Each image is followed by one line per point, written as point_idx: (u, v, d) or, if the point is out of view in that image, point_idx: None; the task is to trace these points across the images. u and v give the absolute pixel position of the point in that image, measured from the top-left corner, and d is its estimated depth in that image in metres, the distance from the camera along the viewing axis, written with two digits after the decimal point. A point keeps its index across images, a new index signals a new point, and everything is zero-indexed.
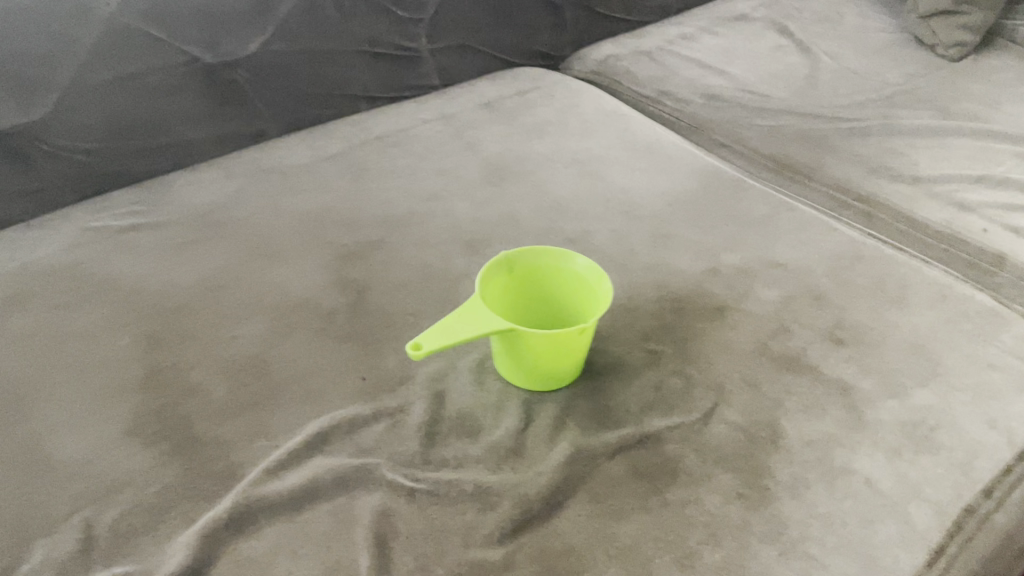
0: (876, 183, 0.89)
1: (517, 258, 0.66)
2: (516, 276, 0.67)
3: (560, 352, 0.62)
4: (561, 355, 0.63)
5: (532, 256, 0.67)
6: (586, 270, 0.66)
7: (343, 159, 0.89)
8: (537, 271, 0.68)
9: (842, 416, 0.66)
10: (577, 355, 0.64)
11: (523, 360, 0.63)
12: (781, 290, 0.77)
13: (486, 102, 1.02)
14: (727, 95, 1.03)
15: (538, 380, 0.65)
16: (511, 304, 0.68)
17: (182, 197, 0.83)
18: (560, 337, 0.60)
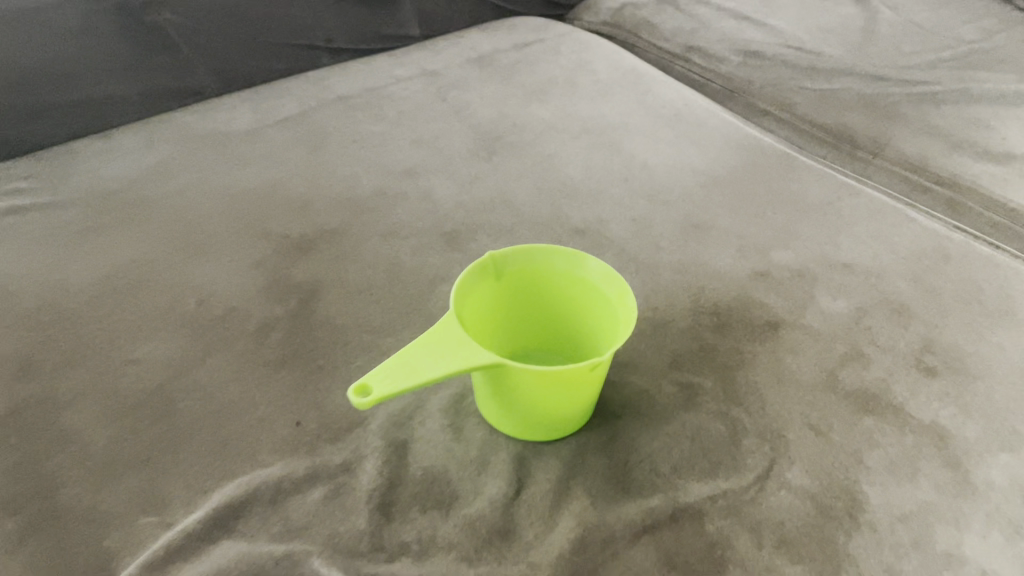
0: (960, 161, 0.71)
1: (507, 259, 0.49)
2: (507, 282, 0.50)
3: (566, 393, 0.45)
4: (565, 397, 0.45)
5: (528, 257, 0.49)
6: (601, 277, 0.48)
7: (296, 124, 0.72)
8: (534, 274, 0.50)
9: (941, 477, 0.49)
10: (587, 396, 0.47)
11: (515, 402, 0.46)
12: (850, 300, 0.60)
13: (478, 57, 0.84)
14: (769, 51, 0.85)
15: (533, 427, 0.48)
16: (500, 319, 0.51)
17: (86, 169, 0.64)
18: (565, 376, 0.43)
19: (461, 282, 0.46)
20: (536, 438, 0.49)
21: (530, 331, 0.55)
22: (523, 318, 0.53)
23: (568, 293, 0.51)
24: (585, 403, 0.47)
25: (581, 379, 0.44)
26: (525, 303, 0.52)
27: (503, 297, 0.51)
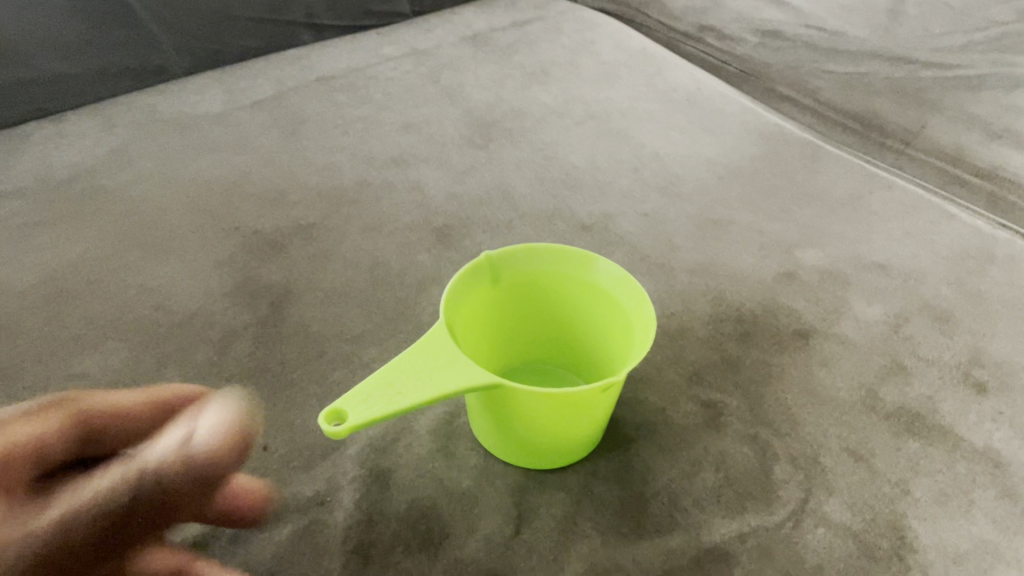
0: (1001, 152, 0.65)
1: (505, 261, 0.42)
2: (504, 286, 0.44)
3: (571, 419, 0.39)
4: (570, 423, 0.39)
5: (529, 258, 0.43)
6: (616, 281, 0.42)
7: (273, 107, 0.65)
8: (537, 276, 0.44)
9: (1001, 510, 0.43)
10: (596, 420, 0.40)
11: (511, 427, 0.40)
12: (888, 306, 0.53)
13: (474, 36, 0.77)
14: (789, 31, 0.79)
15: (532, 454, 0.42)
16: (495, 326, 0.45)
17: (36, 157, 0.58)
18: (570, 400, 0.36)
19: (451, 287, 0.39)
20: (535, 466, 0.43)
21: (529, 339, 0.48)
22: (522, 325, 0.47)
23: (576, 298, 0.45)
24: (593, 427, 0.41)
25: (589, 403, 0.37)
26: (525, 307, 0.46)
27: (500, 302, 0.45)
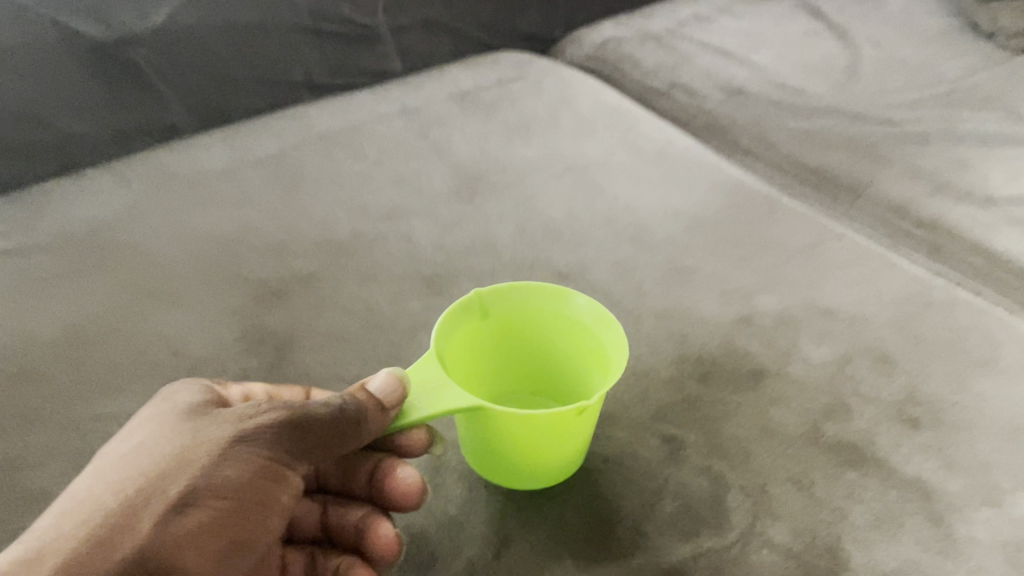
0: (942, 204, 0.72)
1: (492, 302, 0.49)
2: (492, 324, 0.50)
3: (552, 439, 0.44)
4: (551, 444, 0.45)
5: (515, 299, 0.49)
6: (588, 313, 0.48)
7: (275, 164, 0.71)
8: (521, 312, 0.50)
9: (925, 534, 0.49)
10: (573, 442, 0.46)
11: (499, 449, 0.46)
12: (833, 347, 0.59)
13: (460, 93, 0.83)
14: (752, 89, 0.85)
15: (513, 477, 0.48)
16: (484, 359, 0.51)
17: (56, 213, 0.63)
18: (550, 419, 0.42)
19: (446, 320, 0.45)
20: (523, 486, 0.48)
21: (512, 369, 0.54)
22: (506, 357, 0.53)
23: (554, 330, 0.51)
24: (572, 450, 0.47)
25: (566, 423, 0.43)
26: (509, 339, 0.52)
27: (485, 335, 0.50)
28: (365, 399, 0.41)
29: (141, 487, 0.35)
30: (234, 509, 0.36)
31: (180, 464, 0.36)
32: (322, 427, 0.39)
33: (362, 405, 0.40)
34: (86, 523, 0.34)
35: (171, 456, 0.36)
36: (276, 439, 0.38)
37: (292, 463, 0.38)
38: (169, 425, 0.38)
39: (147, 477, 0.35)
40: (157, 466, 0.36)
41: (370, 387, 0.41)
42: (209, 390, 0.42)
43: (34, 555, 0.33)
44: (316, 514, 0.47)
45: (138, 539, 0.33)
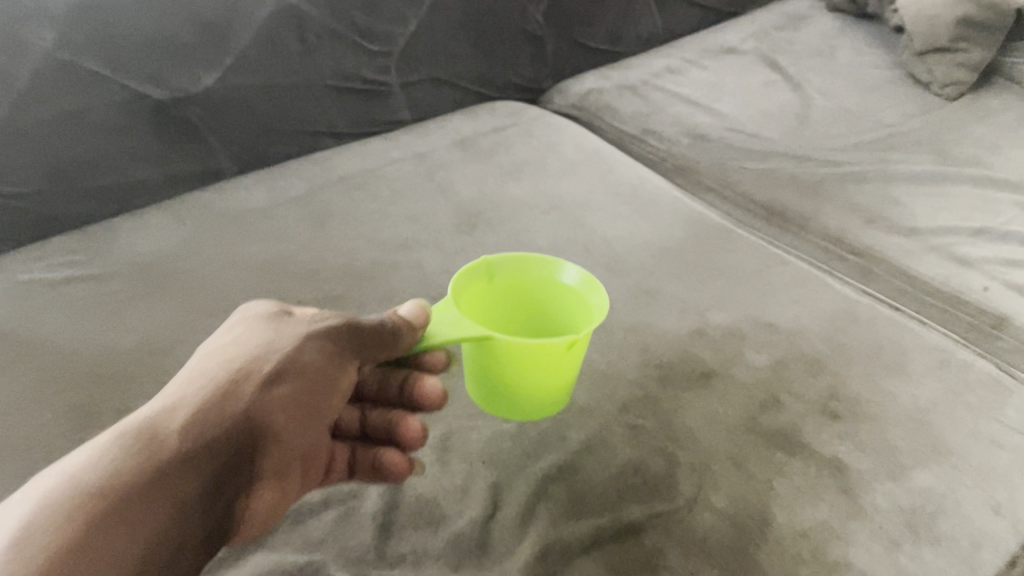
0: (872, 235, 0.84)
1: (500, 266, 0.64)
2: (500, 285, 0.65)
3: (547, 366, 0.58)
4: (547, 370, 0.59)
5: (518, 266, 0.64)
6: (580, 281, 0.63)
7: (305, 203, 0.83)
8: (525, 279, 0.65)
9: (838, 501, 0.61)
10: (563, 370, 0.60)
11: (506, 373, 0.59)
12: (772, 354, 0.71)
13: (461, 140, 0.96)
14: (715, 134, 0.98)
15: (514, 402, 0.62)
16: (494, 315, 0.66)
17: (125, 246, 0.75)
18: (547, 350, 0.56)
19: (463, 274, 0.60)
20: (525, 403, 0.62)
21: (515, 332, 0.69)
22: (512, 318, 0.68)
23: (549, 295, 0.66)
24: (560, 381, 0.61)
25: (559, 354, 0.57)
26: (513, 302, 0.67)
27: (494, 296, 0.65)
28: (402, 321, 0.54)
29: (245, 364, 0.47)
30: (312, 386, 0.48)
31: (271, 351, 0.48)
32: (370, 336, 0.52)
33: (399, 325, 0.54)
34: (208, 385, 0.46)
35: (264, 346, 0.48)
36: (338, 340, 0.50)
37: (349, 360, 0.51)
38: (255, 328, 0.50)
39: (249, 358, 0.48)
40: (255, 351, 0.48)
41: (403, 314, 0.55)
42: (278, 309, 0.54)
43: (173, 406, 0.45)
44: (357, 416, 0.59)
45: (248, 398, 0.46)
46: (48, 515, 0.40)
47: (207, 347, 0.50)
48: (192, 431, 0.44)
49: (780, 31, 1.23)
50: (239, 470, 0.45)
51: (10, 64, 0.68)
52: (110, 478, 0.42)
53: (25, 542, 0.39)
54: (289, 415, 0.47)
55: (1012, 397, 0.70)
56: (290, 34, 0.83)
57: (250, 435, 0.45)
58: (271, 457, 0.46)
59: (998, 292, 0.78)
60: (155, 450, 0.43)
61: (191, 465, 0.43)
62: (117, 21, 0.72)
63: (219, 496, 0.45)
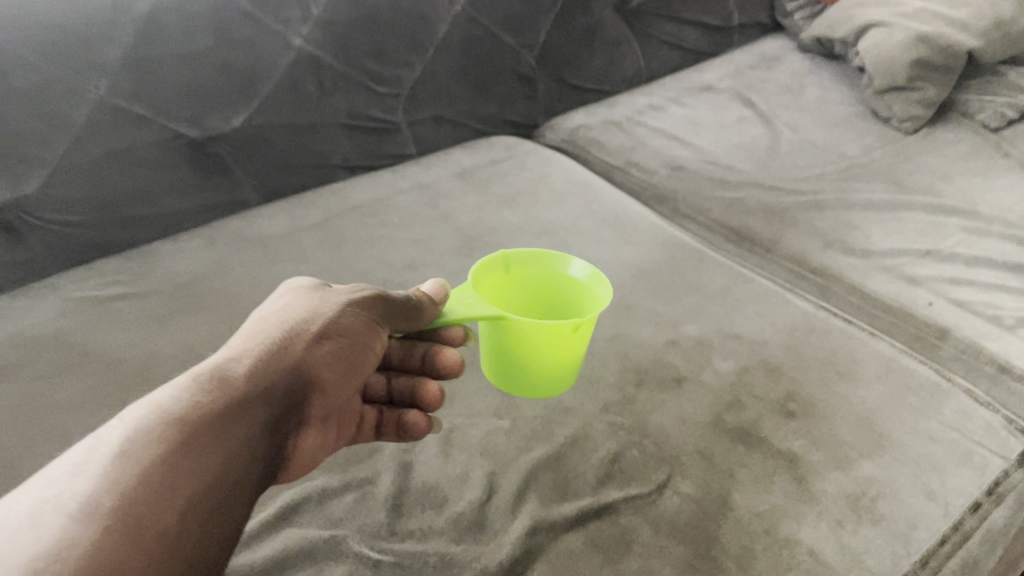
0: (830, 256, 0.94)
1: (513, 259, 0.77)
2: (513, 274, 0.78)
3: (555, 346, 0.70)
4: (554, 350, 0.71)
5: (527, 258, 0.78)
6: (585, 273, 0.77)
7: (322, 229, 0.93)
8: (539, 269, 0.79)
9: (790, 487, 0.69)
10: (566, 351, 0.72)
11: (519, 352, 0.72)
12: (736, 361, 0.81)
13: (462, 172, 1.06)
14: (692, 166, 1.09)
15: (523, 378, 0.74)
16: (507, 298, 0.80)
17: (164, 266, 0.85)
18: (557, 332, 0.69)
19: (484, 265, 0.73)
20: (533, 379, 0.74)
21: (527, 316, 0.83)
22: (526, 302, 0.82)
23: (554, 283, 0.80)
24: (563, 360, 0.73)
25: (566, 336, 0.70)
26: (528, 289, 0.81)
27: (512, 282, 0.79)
28: (425, 297, 0.66)
29: (295, 324, 0.57)
30: (352, 345, 0.59)
31: (317, 314, 0.58)
32: (397, 308, 0.63)
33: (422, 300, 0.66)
34: (264, 340, 0.55)
35: (309, 311, 0.59)
36: (370, 310, 0.62)
37: (379, 328, 0.62)
38: (298, 298, 0.61)
39: (298, 320, 0.58)
40: (301, 315, 0.58)
41: (427, 291, 0.67)
42: (310, 284, 0.64)
43: (234, 356, 0.54)
44: (382, 382, 0.71)
45: (300, 351, 0.56)
46: (146, 433, 0.45)
47: (253, 316, 0.60)
48: (255, 374, 0.52)
49: (755, 72, 1.35)
50: (286, 413, 0.54)
51: (68, 110, 0.78)
52: (195, 407, 0.48)
53: (131, 455, 0.44)
54: (329, 369, 0.57)
55: (950, 399, 0.78)
56: (310, 79, 0.94)
57: (297, 383, 0.55)
58: (315, 405, 0.56)
59: (941, 307, 0.87)
60: (228, 386, 0.50)
61: (254, 403, 0.51)
62: (162, 71, 0.82)
63: (272, 434, 0.52)
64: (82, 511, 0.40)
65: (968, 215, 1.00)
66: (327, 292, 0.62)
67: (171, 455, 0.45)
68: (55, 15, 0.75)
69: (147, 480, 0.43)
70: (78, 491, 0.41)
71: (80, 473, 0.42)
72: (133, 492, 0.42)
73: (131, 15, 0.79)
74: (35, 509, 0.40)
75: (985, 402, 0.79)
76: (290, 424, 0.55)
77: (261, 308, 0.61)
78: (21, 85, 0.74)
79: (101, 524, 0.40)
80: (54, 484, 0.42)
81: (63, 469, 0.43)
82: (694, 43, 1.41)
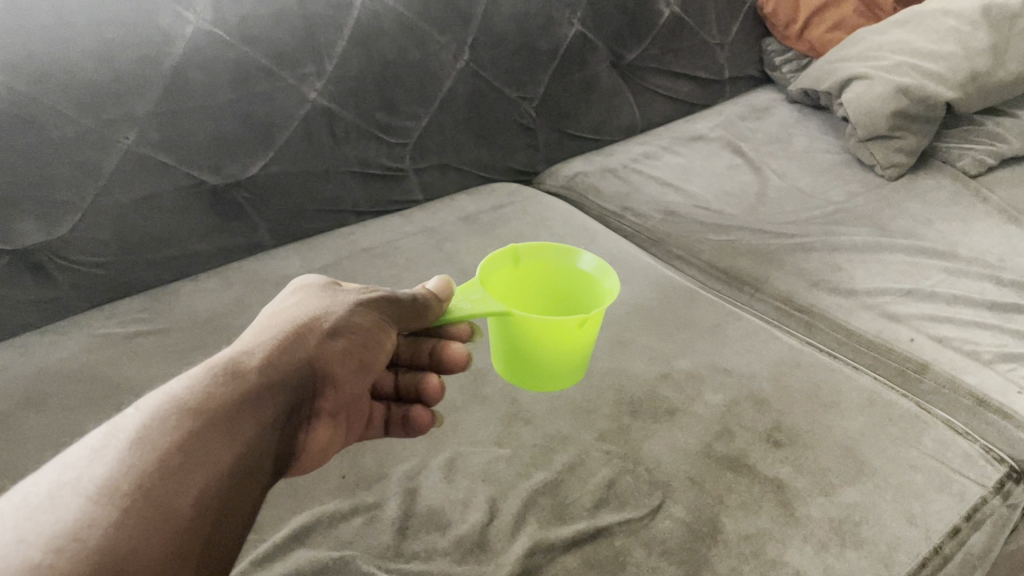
0: (816, 295, 0.99)
1: (522, 252, 0.86)
2: (522, 265, 0.87)
3: (560, 338, 0.77)
4: (560, 342, 0.77)
5: (536, 251, 0.87)
6: (593, 266, 0.85)
7: (332, 270, 0.98)
8: (548, 260, 0.88)
9: (776, 511, 0.73)
10: (571, 344, 0.78)
11: (527, 342, 0.78)
12: (726, 393, 0.85)
13: (465, 216, 1.11)
14: (684, 211, 1.14)
15: (532, 366, 0.81)
16: (515, 286, 0.89)
17: (183, 305, 0.91)
18: (563, 326, 0.75)
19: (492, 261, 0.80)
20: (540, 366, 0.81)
21: (550, 306, 0.93)
22: (548, 292, 0.91)
23: (560, 273, 0.89)
24: (568, 351, 0.79)
25: (571, 330, 0.76)
26: (549, 281, 0.90)
27: (529, 274, 0.89)
28: (431, 295, 0.72)
29: (305, 322, 0.63)
30: (361, 343, 0.65)
31: (327, 314, 0.64)
32: (403, 309, 0.69)
33: (429, 300, 0.72)
34: (275, 337, 0.61)
35: (318, 311, 0.64)
36: (377, 311, 0.67)
37: (387, 328, 0.68)
38: (307, 299, 0.67)
39: (308, 319, 0.63)
40: (311, 314, 0.64)
41: (432, 289, 0.73)
42: (319, 284, 0.70)
43: (246, 350, 0.59)
44: (391, 380, 0.77)
45: (309, 347, 0.61)
46: (161, 421, 0.50)
47: (264, 315, 0.65)
48: (266, 369, 0.58)
49: (745, 123, 1.42)
50: (292, 406, 0.59)
51: (98, 158, 0.83)
52: (208, 399, 0.53)
53: (147, 441, 0.48)
54: (338, 367, 0.63)
55: (930, 429, 0.82)
56: (323, 129, 1.00)
57: (304, 378, 0.60)
58: (327, 398, 0.64)
59: (922, 342, 0.91)
60: (241, 379, 0.55)
61: (265, 395, 0.56)
62: (185, 121, 0.88)
63: (281, 424, 0.57)
64: (101, 493, 0.44)
65: (948, 256, 1.05)
66: (335, 293, 0.68)
67: (192, 437, 0.50)
68: (89, 71, 0.80)
69: (164, 463, 0.47)
70: (96, 474, 0.46)
71: (98, 458, 0.47)
72: (150, 476, 0.46)
73: (159, 71, 0.84)
74: (56, 491, 0.45)
75: (963, 431, 0.82)
76: (295, 416, 0.60)
77: (270, 309, 0.67)
78: (56, 136, 0.80)
79: (118, 505, 0.44)
80: (75, 466, 0.47)
81: (81, 455, 0.47)
82: (687, 95, 1.48)
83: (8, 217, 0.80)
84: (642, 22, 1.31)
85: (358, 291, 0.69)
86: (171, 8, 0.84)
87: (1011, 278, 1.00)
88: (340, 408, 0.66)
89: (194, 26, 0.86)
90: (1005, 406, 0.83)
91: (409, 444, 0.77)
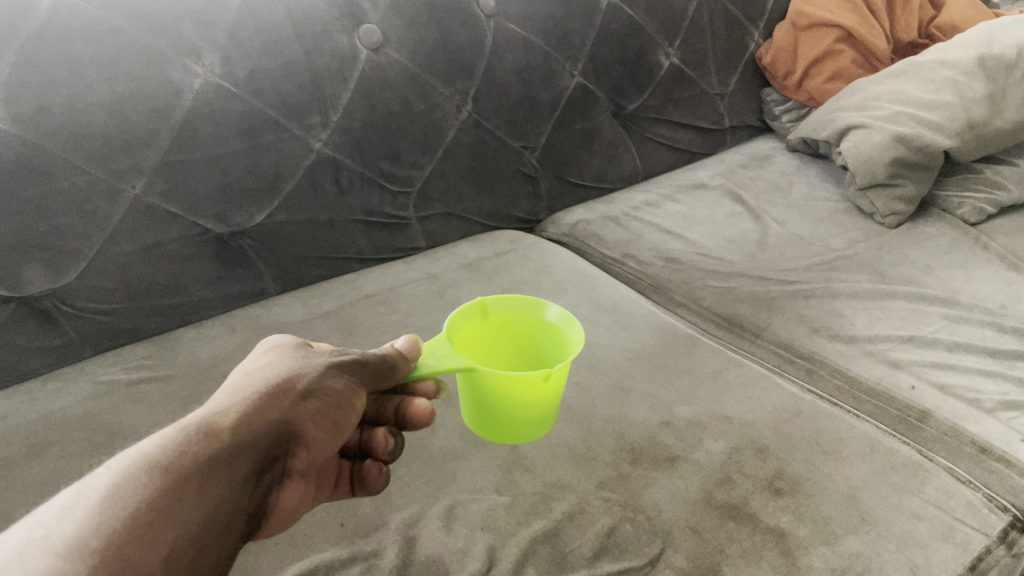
0: (817, 342, 0.99)
1: (490, 305, 0.87)
2: (491, 318, 0.88)
3: (527, 390, 0.76)
4: (528, 392, 0.77)
5: (505, 304, 0.87)
6: (558, 317, 0.86)
7: (336, 316, 0.99)
8: (517, 312, 0.88)
9: (777, 562, 0.72)
10: (540, 394, 0.78)
11: (497, 397, 0.78)
12: (727, 441, 0.85)
13: (467, 264, 1.13)
14: (684, 259, 1.16)
15: (506, 420, 0.81)
16: (486, 338, 0.90)
17: (188, 352, 0.92)
18: (527, 379, 0.75)
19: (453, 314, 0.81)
20: (514, 421, 0.81)
21: (527, 359, 0.94)
22: (515, 345, 0.92)
23: (530, 325, 0.90)
24: (539, 400, 0.79)
25: (536, 381, 0.75)
26: (518, 331, 0.91)
27: (499, 326, 0.90)
28: (398, 354, 0.73)
29: (281, 382, 0.63)
30: (337, 402, 0.65)
31: (302, 374, 0.64)
32: (374, 370, 0.70)
33: (396, 363, 0.73)
34: (251, 396, 0.61)
35: (294, 371, 0.65)
36: (351, 370, 0.68)
37: (361, 389, 0.68)
38: (281, 359, 0.67)
39: (283, 379, 0.63)
40: (286, 374, 0.64)
41: (399, 347, 0.74)
42: (294, 344, 0.71)
43: (221, 410, 0.59)
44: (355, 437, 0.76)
45: (284, 407, 0.61)
46: (132, 481, 0.50)
47: (238, 375, 0.66)
48: (241, 428, 0.58)
49: (745, 171, 1.43)
50: (266, 464, 0.59)
51: (106, 209, 0.85)
52: (180, 457, 0.53)
53: (116, 501, 0.49)
54: (312, 426, 0.63)
55: (932, 477, 0.81)
56: (327, 178, 1.01)
57: (278, 438, 0.60)
58: (299, 458, 0.63)
59: (924, 390, 0.91)
60: (215, 439, 0.56)
61: (239, 454, 0.56)
62: (193, 171, 0.90)
63: (254, 482, 0.57)
64: (68, 552, 0.45)
65: (949, 303, 1.05)
66: (308, 353, 0.69)
67: (164, 496, 0.50)
68: (99, 123, 0.82)
69: (133, 521, 0.48)
70: (64, 532, 0.46)
71: (67, 517, 0.47)
72: (117, 536, 0.47)
73: (168, 123, 0.86)
74: (22, 550, 0.45)
75: (965, 481, 0.82)
76: (268, 475, 0.60)
77: (245, 369, 0.67)
78: (66, 187, 0.82)
79: (86, 562, 0.45)
80: (44, 525, 0.47)
81: (49, 515, 0.48)
82: (688, 144, 1.50)
83: (16, 266, 0.82)
84: (642, 75, 1.34)
85: (332, 352, 0.70)
86: (180, 61, 0.86)
87: (1012, 325, 1.00)
88: (313, 467, 0.66)
89: (202, 78, 0.87)
90: (1007, 453, 0.82)
91: (408, 492, 0.77)
